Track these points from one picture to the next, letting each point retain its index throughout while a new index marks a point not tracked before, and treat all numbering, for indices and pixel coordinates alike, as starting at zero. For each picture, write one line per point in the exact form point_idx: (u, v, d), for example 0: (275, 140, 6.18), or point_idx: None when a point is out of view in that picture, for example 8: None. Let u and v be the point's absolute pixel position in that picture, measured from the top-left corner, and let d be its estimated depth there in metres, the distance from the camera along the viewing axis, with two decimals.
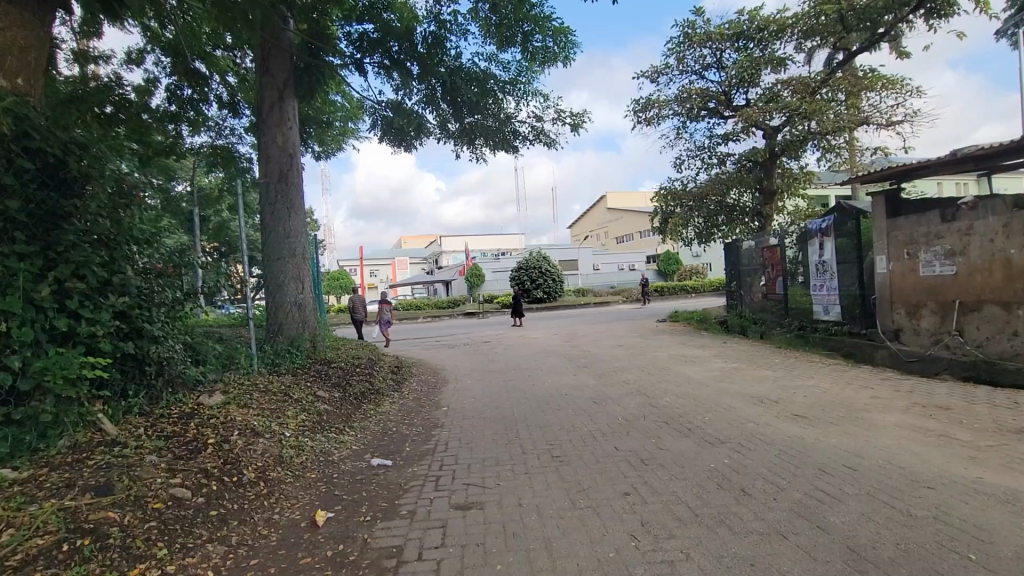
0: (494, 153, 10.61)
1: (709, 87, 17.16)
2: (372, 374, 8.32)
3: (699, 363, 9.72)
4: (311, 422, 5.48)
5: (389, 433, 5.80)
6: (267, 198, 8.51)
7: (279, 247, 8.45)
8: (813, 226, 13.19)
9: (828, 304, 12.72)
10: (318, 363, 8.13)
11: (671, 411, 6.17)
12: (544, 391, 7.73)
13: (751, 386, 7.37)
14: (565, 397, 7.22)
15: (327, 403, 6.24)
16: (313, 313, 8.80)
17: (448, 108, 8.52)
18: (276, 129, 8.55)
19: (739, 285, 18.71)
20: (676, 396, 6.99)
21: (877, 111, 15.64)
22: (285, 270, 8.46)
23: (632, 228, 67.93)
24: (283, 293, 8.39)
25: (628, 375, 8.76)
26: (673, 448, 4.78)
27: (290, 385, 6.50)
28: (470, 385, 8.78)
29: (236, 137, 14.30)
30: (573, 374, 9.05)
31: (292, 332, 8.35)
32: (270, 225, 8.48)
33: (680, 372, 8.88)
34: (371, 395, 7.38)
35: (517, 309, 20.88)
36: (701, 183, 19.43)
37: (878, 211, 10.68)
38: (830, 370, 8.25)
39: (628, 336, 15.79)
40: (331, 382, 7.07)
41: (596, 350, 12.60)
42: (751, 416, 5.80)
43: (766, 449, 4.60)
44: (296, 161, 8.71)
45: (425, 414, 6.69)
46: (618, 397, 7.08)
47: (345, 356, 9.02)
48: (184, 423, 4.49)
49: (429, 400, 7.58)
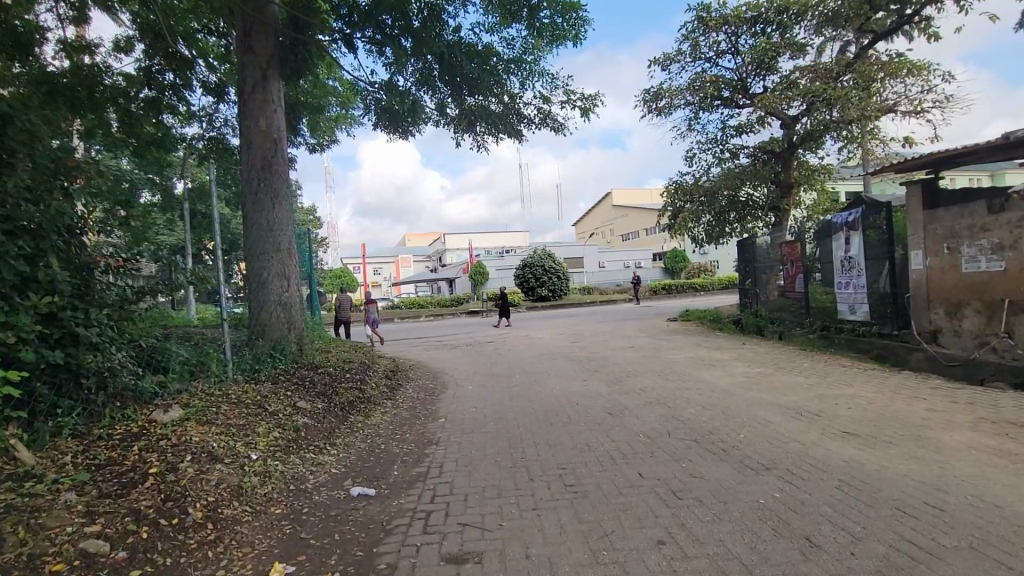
0: (497, 140, 9.84)
1: (723, 74, 16.35)
2: (363, 380, 7.58)
3: (721, 367, 8.95)
4: (285, 442, 4.74)
5: (376, 452, 5.05)
6: (251, 187, 7.79)
7: (261, 242, 7.72)
8: (838, 219, 12.38)
9: (854, 303, 11.91)
10: (304, 368, 7.39)
11: (700, 425, 5.41)
12: (553, 399, 7.00)
13: (785, 395, 6.60)
14: (575, 407, 6.49)
15: (307, 415, 5.50)
16: (300, 313, 8.06)
17: (446, 88, 7.77)
18: (259, 112, 7.82)
19: (754, 283, 17.88)
20: (701, 406, 6.24)
21: (903, 98, 14.80)
22: (268, 266, 7.73)
23: (638, 225, 67.00)
24: (266, 291, 7.68)
25: (643, 381, 8.01)
26: (708, 475, 4.03)
27: (266, 395, 5.75)
28: (471, 391, 8.05)
29: (230, 128, 13.60)
30: (583, 380, 8.31)
31: (276, 334, 7.64)
32: (252, 215, 7.76)
33: (701, 378, 8.11)
34: (360, 405, 6.63)
35: (506, 311, 20.06)
36: (712, 177, 18.61)
37: (913, 201, 9.92)
38: (869, 377, 7.46)
39: (638, 336, 15.01)
40: (315, 391, 6.31)
41: (605, 352, 11.84)
42: (793, 433, 5.04)
43: (824, 479, 3.84)
44: (280, 147, 7.96)
45: (420, 428, 5.94)
46: (635, 407, 6.34)
47: (335, 360, 8.27)
48: (124, 448, 3.78)
49: (426, 410, 6.83)
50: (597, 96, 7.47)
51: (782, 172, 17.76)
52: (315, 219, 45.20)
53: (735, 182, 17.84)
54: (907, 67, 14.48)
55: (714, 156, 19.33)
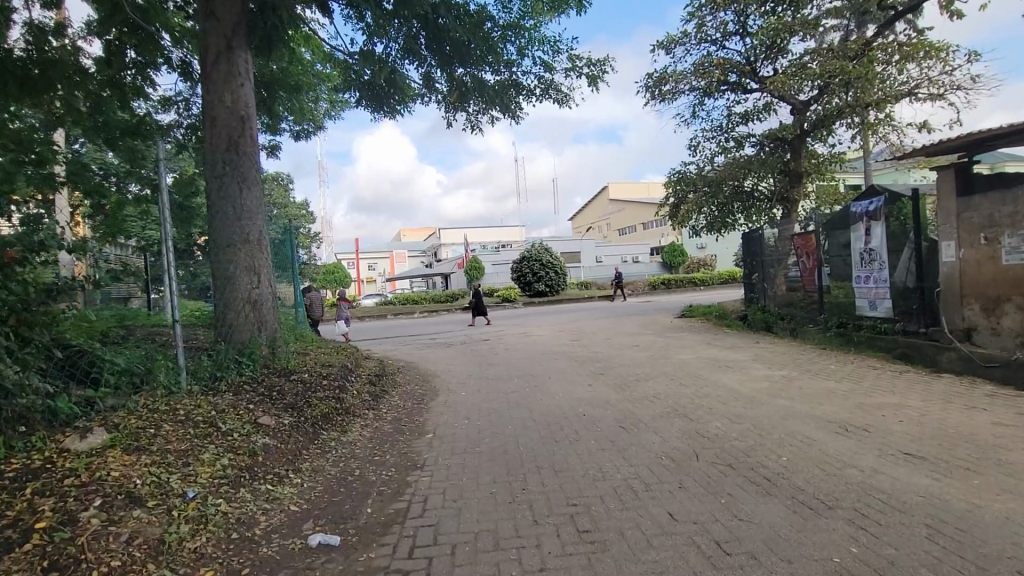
0: (491, 119, 8.98)
1: (731, 57, 15.50)
2: (343, 389, 6.72)
3: (738, 370, 8.16)
4: (239, 472, 3.91)
5: (349, 482, 4.21)
6: (215, 170, 6.91)
7: (227, 232, 6.86)
8: (857, 207, 11.57)
9: (875, 298, 11.12)
10: (275, 375, 6.54)
11: (732, 444, 4.60)
12: (556, 410, 6.17)
13: (820, 405, 5.82)
14: (582, 419, 5.68)
15: (270, 435, 4.65)
16: (273, 312, 7.20)
17: (433, 58, 6.90)
18: (223, 86, 6.94)
19: (762, 278, 17.02)
20: (727, 418, 5.43)
21: (922, 81, 13.99)
22: (234, 259, 6.86)
23: (637, 219, 66.10)
24: (233, 289, 6.83)
25: (655, 386, 7.21)
26: (758, 516, 3.25)
27: (224, 411, 4.90)
28: (463, 398, 7.23)
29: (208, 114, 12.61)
30: (589, 385, 7.49)
31: (244, 337, 6.79)
32: (216, 203, 6.89)
33: (720, 382, 7.29)
34: (336, 418, 5.78)
35: (478, 309, 18.89)
36: (716, 166, 17.75)
37: (945, 188, 9.19)
38: (909, 382, 6.68)
39: (642, 333, 14.22)
40: (283, 403, 5.46)
41: (609, 351, 11.02)
42: (846, 455, 4.25)
43: (907, 525, 3.06)
44: (248, 125, 7.06)
45: (405, 447, 5.10)
46: (651, 420, 5.54)
47: (312, 365, 7.41)
48: (12, 493, 2.95)
49: (412, 423, 5.99)
50: (605, 63, 6.63)
51: (792, 161, 16.94)
52: (306, 213, 44.13)
53: (742, 172, 16.99)
54: (926, 48, 13.66)
55: (719, 144, 18.51)
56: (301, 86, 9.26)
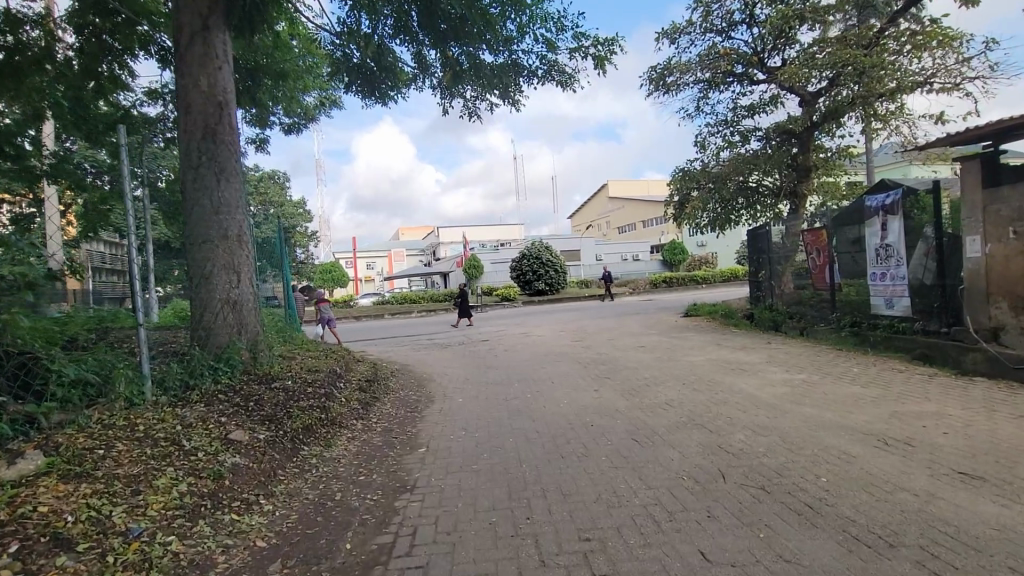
0: (490, 106, 8.46)
1: (738, 48, 14.97)
2: (330, 396, 6.20)
3: (754, 373, 7.63)
4: (199, 500, 3.40)
5: (328, 508, 3.69)
6: (191, 160, 6.38)
7: (204, 227, 6.34)
8: (872, 201, 11.05)
9: (892, 296, 10.62)
10: (255, 382, 6.02)
11: (761, 461, 4.08)
12: (560, 420, 5.66)
13: (851, 414, 5.30)
14: (590, 431, 5.17)
15: (241, 453, 4.13)
16: (255, 314, 6.68)
17: (427, 37, 6.38)
18: (199, 68, 6.40)
19: (769, 275, 16.49)
20: (750, 430, 4.91)
21: (937, 70, 13.47)
22: (211, 256, 6.34)
23: (637, 217, 65.54)
24: (209, 288, 6.31)
25: (666, 391, 6.70)
26: (807, 555, 2.74)
27: (191, 425, 4.40)
28: (459, 406, 6.70)
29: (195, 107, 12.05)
30: (595, 391, 6.97)
31: (223, 340, 6.28)
32: (192, 196, 6.36)
33: (736, 387, 6.76)
34: (320, 430, 5.27)
35: (465, 311, 18.28)
36: (721, 162, 17.23)
37: (971, 179, 8.69)
38: (943, 387, 6.17)
39: (646, 333, 13.70)
40: (261, 415, 4.95)
41: (613, 352, 10.51)
42: (894, 475, 3.74)
43: (989, 570, 2.55)
44: (227, 112, 6.54)
45: (394, 465, 4.58)
46: (667, 431, 5.02)
47: (297, 370, 6.89)
48: None
49: (403, 435, 5.47)
50: (614, 43, 6.10)
51: (800, 155, 16.44)
52: (303, 212, 43.52)
53: (748, 167, 16.47)
54: (941, 37, 13.08)
55: (724, 139, 18.01)
56: (287, 75, 8.76)
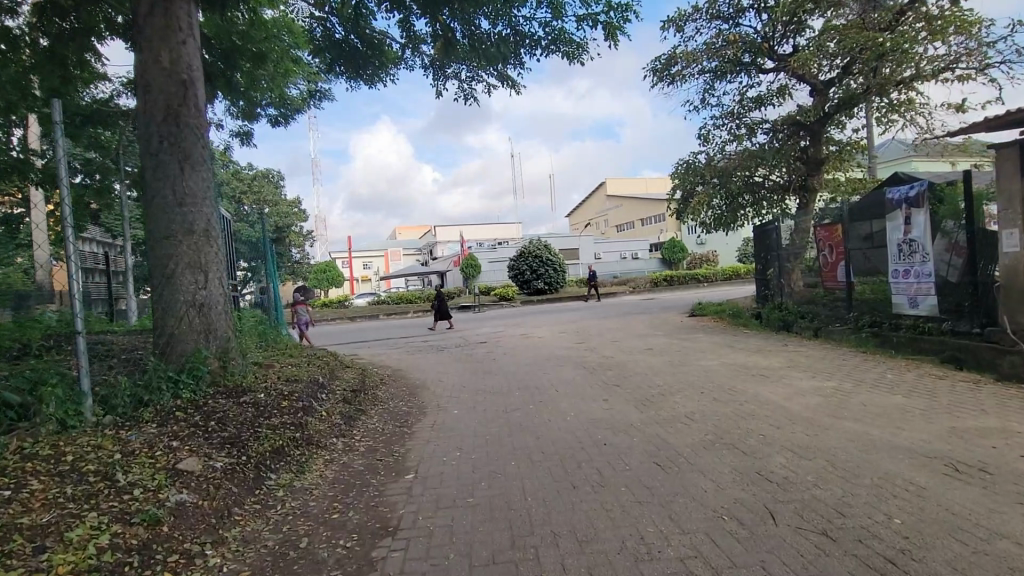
0: (488, 89, 7.79)
1: (747, 35, 14.27)
2: (307, 412, 5.49)
3: (777, 380, 6.96)
4: (122, 559, 2.71)
5: (288, 562, 2.99)
6: (151, 145, 5.68)
7: (166, 220, 5.64)
8: (894, 194, 10.38)
9: (916, 295, 9.97)
10: (222, 396, 5.31)
11: (814, 495, 3.43)
12: (568, 437, 4.98)
13: (903, 432, 4.65)
14: (604, 452, 4.50)
15: (190, 488, 3.45)
16: (225, 317, 5.97)
17: (416, 3, 5.69)
18: (159, 43, 5.71)
19: (777, 273, 15.77)
20: (791, 451, 4.25)
21: (957, 57, 12.84)
22: (173, 253, 5.63)
23: (636, 215, 64.94)
24: (172, 290, 5.60)
25: (685, 402, 6.04)
26: None
27: (134, 453, 3.72)
28: (453, 419, 6.02)
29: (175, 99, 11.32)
30: (605, 401, 6.29)
31: (187, 347, 5.58)
32: (152, 185, 5.66)
33: (762, 397, 6.09)
34: (292, 454, 4.56)
35: (443, 313, 17.03)
36: (727, 155, 16.57)
37: (1008, 168, 8.08)
38: (997, 398, 5.53)
39: (653, 334, 13.02)
40: (222, 437, 4.25)
41: (621, 356, 9.85)
42: (983, 516, 3.11)
43: None
44: (192, 92, 5.84)
45: (375, 496, 3.88)
46: (694, 452, 4.36)
47: (273, 380, 6.17)
48: None
49: (389, 457, 4.76)
50: (628, 9, 5.44)
51: (810, 148, 15.82)
52: (299, 211, 42.74)
53: (753, 162, 15.81)
54: (959, 22, 12.42)
55: (730, 132, 17.37)
56: (266, 56, 8.04)
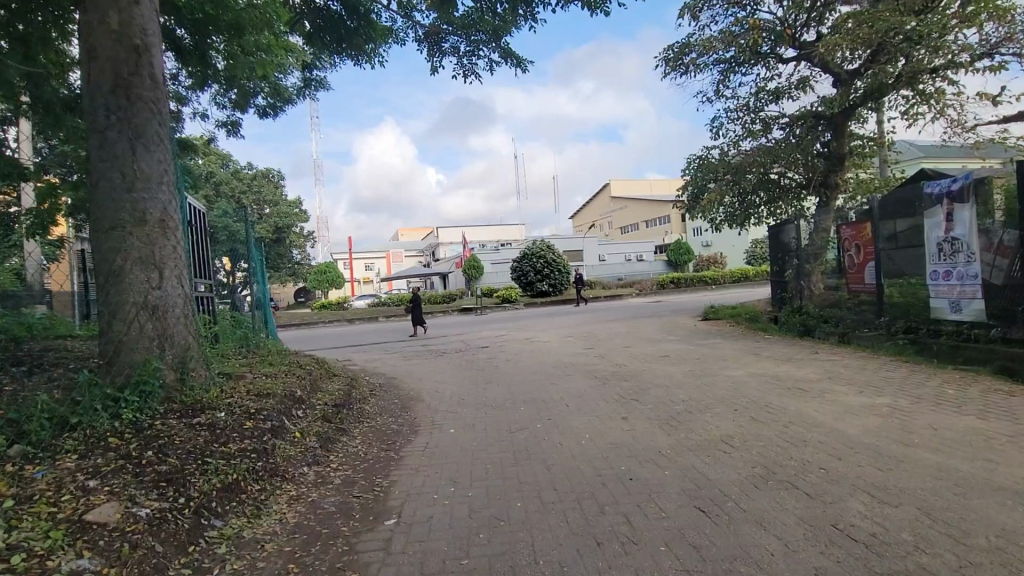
0: (491, 65, 6.95)
1: (767, 21, 13.34)
2: (276, 434, 4.63)
3: (819, 394, 6.09)
4: None
5: None
6: (97, 120, 4.89)
7: (112, 209, 4.83)
8: (934, 188, 9.49)
9: (960, 299, 9.09)
10: (174, 416, 4.48)
11: (918, 563, 2.61)
12: (585, 469, 4.12)
13: (997, 466, 3.81)
14: (632, 492, 3.64)
15: (93, 552, 2.65)
16: (186, 322, 5.14)
17: None
18: (110, 2, 4.94)
19: (795, 275, 14.86)
20: (866, 492, 3.42)
21: (996, 42, 11.89)
22: (120, 246, 4.81)
23: (640, 217, 64.04)
24: (119, 289, 4.78)
25: (717, 421, 5.20)
26: None
27: (30, 502, 2.91)
28: (447, 442, 5.14)
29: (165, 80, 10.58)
30: (624, 420, 5.44)
31: (135, 357, 4.72)
32: (98, 167, 4.86)
33: (807, 417, 5.22)
34: (249, 489, 3.74)
35: (417, 317, 16.21)
36: (742, 151, 15.67)
37: None
38: None
39: (666, 339, 12.14)
40: (158, 471, 3.44)
41: (634, 364, 9.01)
42: None
43: None
44: (146, 59, 5.07)
45: (343, 553, 3.03)
46: (744, 494, 3.50)
47: (241, 394, 5.34)
48: None
49: (369, 494, 3.91)
50: None
51: (832, 142, 14.92)
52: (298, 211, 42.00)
53: (769, 159, 14.89)
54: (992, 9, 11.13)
55: (745, 127, 16.50)
56: (243, 27, 7.25)
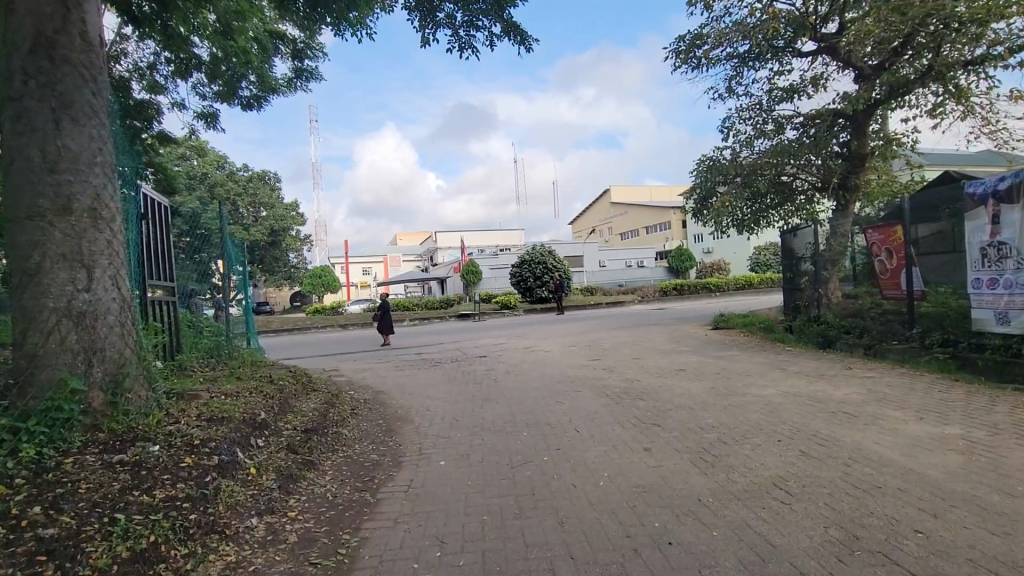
0: (492, 40, 6.09)
1: (787, 11, 12.51)
2: (222, 473, 3.72)
3: (872, 422, 5.19)
4: None
5: None
6: (11, 86, 4.01)
7: (26, 193, 3.94)
8: (979, 188, 8.59)
9: (1007, 309, 8.20)
10: (92, 451, 3.58)
11: None
12: (608, 526, 3.22)
13: None
14: (676, 565, 2.74)
15: None
16: (121, 333, 4.24)
17: None
18: None
19: (811, 283, 13.95)
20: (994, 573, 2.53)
21: None
22: (36, 239, 3.92)
23: (641, 222, 63.16)
24: (34, 291, 3.88)
25: (761, 458, 4.29)
26: None
27: None
28: (434, 481, 4.22)
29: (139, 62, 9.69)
30: (647, 454, 4.53)
31: (49, 376, 3.81)
32: (12, 143, 3.98)
33: (869, 452, 4.33)
34: (170, 555, 2.85)
35: (383, 327, 15.19)
36: (755, 151, 14.83)
37: None
38: None
39: (679, 350, 11.22)
40: (37, 538, 2.55)
41: (648, 380, 8.09)
42: None
43: None
44: (77, 16, 4.21)
45: None
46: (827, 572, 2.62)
47: (188, 419, 4.43)
48: None
49: (329, 560, 3.02)
50: None
51: (853, 142, 14.02)
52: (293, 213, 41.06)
53: (783, 159, 14.01)
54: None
55: (758, 126, 15.68)
56: None
